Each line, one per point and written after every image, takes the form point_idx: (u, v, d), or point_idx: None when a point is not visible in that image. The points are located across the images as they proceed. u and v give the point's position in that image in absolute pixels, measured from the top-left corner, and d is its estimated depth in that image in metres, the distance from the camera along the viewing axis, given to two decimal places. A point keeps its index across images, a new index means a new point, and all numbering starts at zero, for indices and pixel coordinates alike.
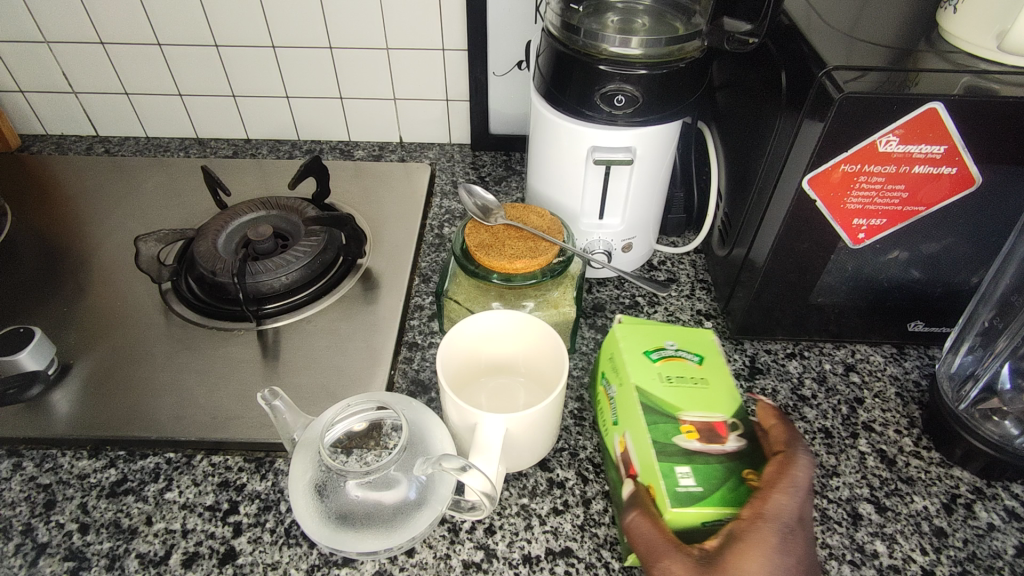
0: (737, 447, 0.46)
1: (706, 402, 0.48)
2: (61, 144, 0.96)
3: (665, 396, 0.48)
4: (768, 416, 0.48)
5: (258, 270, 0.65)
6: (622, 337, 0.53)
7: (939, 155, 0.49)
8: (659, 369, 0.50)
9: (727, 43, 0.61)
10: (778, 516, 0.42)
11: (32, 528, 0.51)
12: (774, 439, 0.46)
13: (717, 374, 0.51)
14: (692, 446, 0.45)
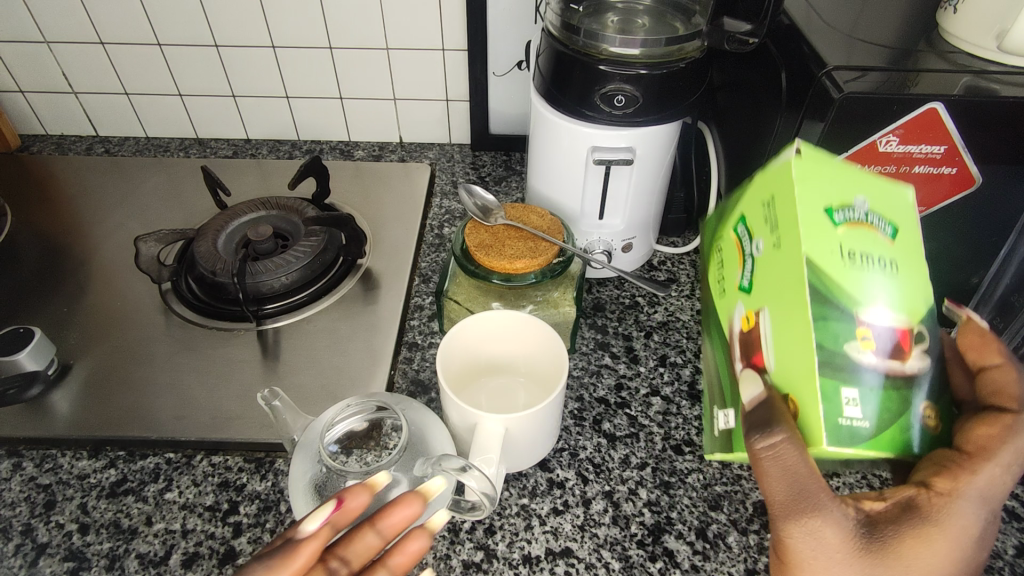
0: (920, 368, 0.34)
1: (897, 296, 0.34)
2: (61, 144, 0.96)
3: (836, 279, 0.33)
4: (988, 355, 0.39)
5: (259, 270, 0.65)
6: (790, 177, 0.34)
7: (939, 155, 0.49)
8: (840, 239, 0.34)
9: (728, 43, 0.60)
10: (970, 524, 0.36)
11: (32, 529, 0.51)
12: (997, 390, 0.38)
13: (912, 254, 0.35)
14: (870, 360, 0.33)
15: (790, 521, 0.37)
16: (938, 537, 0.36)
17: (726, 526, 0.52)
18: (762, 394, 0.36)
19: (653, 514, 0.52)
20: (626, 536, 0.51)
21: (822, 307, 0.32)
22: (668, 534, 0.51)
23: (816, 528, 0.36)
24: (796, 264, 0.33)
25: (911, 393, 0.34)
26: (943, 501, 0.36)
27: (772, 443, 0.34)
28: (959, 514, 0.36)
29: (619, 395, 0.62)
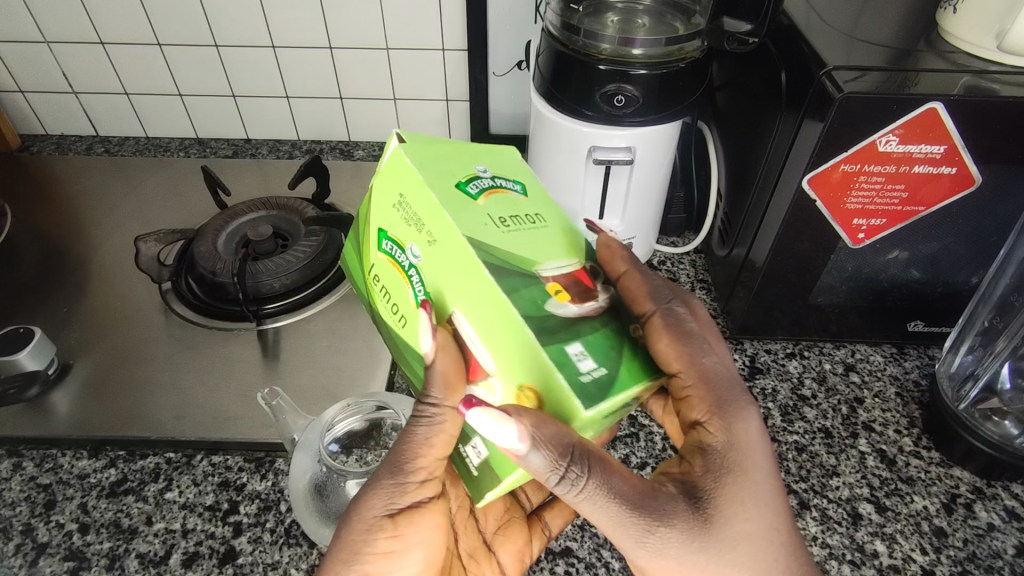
0: (605, 297, 0.39)
1: (558, 247, 0.40)
2: (61, 144, 0.96)
3: (506, 243, 0.37)
4: (642, 301, 0.40)
5: (259, 270, 0.65)
6: (411, 165, 0.40)
7: (938, 155, 0.49)
8: (486, 199, 0.39)
9: (727, 43, 0.60)
10: (744, 430, 0.38)
11: (32, 528, 0.51)
12: (657, 330, 0.39)
13: (539, 196, 0.42)
14: (568, 308, 0.37)
15: (628, 543, 0.35)
16: (745, 471, 0.36)
17: None
18: (524, 434, 0.33)
19: None
20: None
21: (517, 276, 0.36)
22: None
23: (654, 535, 0.34)
24: (456, 238, 0.36)
25: (607, 325, 0.37)
26: (716, 434, 0.38)
27: (580, 488, 0.34)
28: (730, 437, 0.37)
29: None
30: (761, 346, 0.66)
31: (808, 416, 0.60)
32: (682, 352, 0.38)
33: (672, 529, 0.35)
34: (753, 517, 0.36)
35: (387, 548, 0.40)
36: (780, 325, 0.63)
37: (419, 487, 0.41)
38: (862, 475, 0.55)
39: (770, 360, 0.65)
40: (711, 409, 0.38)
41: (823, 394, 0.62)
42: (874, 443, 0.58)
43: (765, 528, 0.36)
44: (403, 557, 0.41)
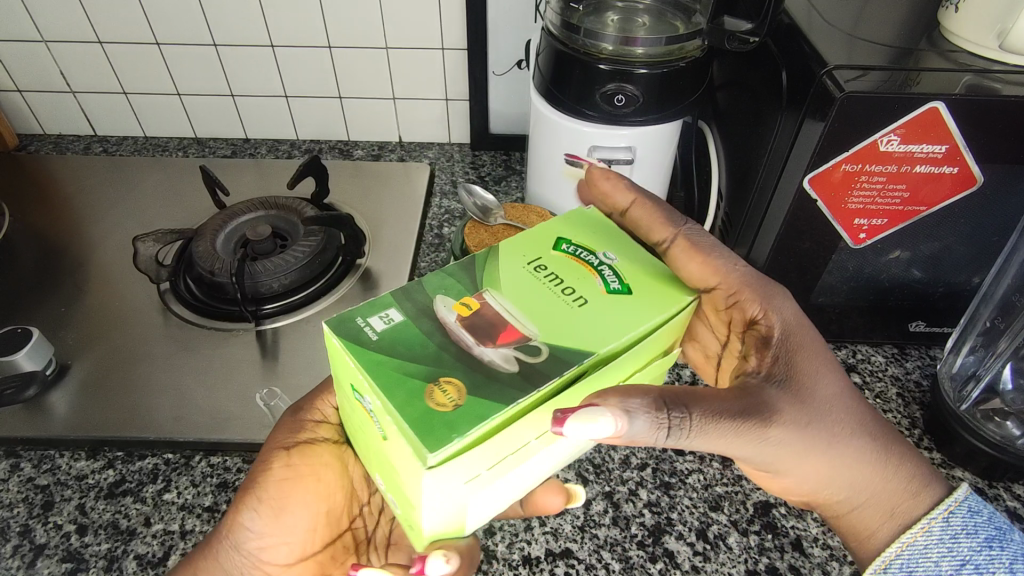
0: (482, 354, 0.35)
1: (552, 328, 0.36)
2: (60, 144, 0.96)
3: (521, 275, 0.40)
4: (661, 232, 0.49)
5: (258, 270, 0.65)
6: (565, 219, 0.45)
7: (940, 155, 0.48)
8: (577, 267, 0.41)
9: (728, 43, 0.59)
10: (787, 313, 0.44)
11: (30, 529, 0.51)
12: (683, 257, 0.47)
13: (628, 303, 0.39)
14: (448, 317, 0.37)
15: (756, 439, 0.38)
16: (801, 341, 0.43)
17: (727, 527, 0.52)
18: (617, 416, 0.33)
19: (654, 515, 0.52)
20: (626, 537, 0.51)
21: (466, 275, 0.40)
22: (668, 534, 0.51)
23: (772, 423, 0.38)
24: (508, 251, 0.42)
25: (451, 360, 0.34)
26: (766, 321, 0.44)
27: (690, 428, 0.36)
28: (780, 324, 0.44)
29: None
30: None
31: None
32: (709, 269, 0.46)
33: (781, 415, 0.39)
34: (830, 381, 0.42)
35: (286, 478, 0.47)
36: None
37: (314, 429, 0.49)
38: None
39: None
40: (756, 301, 0.45)
41: None
42: None
43: (837, 389, 0.42)
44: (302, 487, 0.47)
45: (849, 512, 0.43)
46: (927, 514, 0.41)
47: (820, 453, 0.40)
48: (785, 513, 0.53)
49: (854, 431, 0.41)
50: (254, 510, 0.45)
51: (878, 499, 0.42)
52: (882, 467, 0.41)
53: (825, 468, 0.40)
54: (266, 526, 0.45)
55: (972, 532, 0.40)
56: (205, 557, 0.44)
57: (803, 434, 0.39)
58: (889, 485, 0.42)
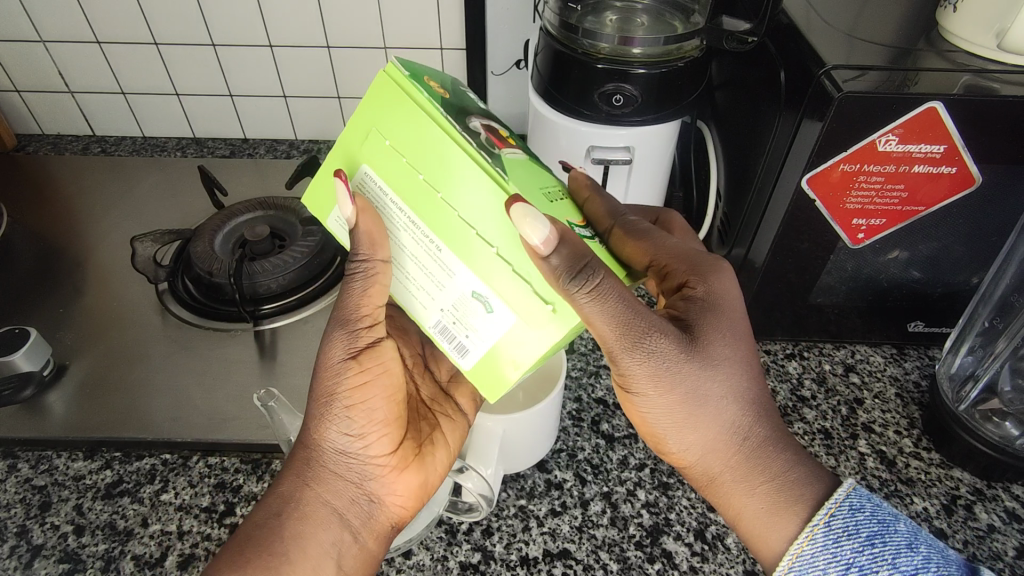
0: (478, 122, 0.38)
1: (522, 177, 0.37)
2: (57, 144, 0.96)
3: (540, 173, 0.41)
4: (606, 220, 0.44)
5: (257, 270, 0.65)
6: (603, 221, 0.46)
7: (938, 155, 0.48)
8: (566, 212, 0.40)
9: (726, 42, 0.59)
10: (722, 282, 0.44)
11: (27, 531, 0.51)
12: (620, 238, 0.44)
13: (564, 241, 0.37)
14: (495, 124, 0.40)
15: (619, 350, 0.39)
16: (725, 312, 0.42)
17: (725, 527, 0.52)
18: (551, 231, 0.34)
19: (652, 515, 0.52)
20: (624, 537, 0.51)
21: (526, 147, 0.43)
22: (666, 535, 0.51)
23: (647, 340, 0.39)
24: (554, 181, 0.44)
25: (463, 106, 0.38)
26: (697, 289, 0.43)
27: (594, 286, 0.35)
28: (713, 293, 0.43)
29: (618, 395, 0.62)
30: (760, 347, 0.66)
31: (808, 417, 0.60)
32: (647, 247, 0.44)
33: (666, 339, 0.39)
34: (730, 344, 0.41)
35: (360, 384, 0.43)
36: (779, 325, 0.63)
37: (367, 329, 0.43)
38: (862, 476, 0.55)
39: (769, 361, 0.65)
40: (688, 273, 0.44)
41: (822, 395, 0.62)
42: (874, 444, 0.58)
43: (739, 358, 0.41)
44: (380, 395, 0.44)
45: (712, 477, 0.42)
46: (806, 518, 0.39)
47: (693, 392, 0.40)
48: None
49: (735, 397, 0.41)
50: (338, 417, 0.43)
51: (733, 474, 0.41)
52: (745, 446, 0.41)
53: (693, 409, 0.40)
54: (362, 427, 0.43)
55: (854, 533, 0.37)
56: (313, 469, 0.42)
57: (680, 368, 0.39)
58: (749, 466, 0.41)
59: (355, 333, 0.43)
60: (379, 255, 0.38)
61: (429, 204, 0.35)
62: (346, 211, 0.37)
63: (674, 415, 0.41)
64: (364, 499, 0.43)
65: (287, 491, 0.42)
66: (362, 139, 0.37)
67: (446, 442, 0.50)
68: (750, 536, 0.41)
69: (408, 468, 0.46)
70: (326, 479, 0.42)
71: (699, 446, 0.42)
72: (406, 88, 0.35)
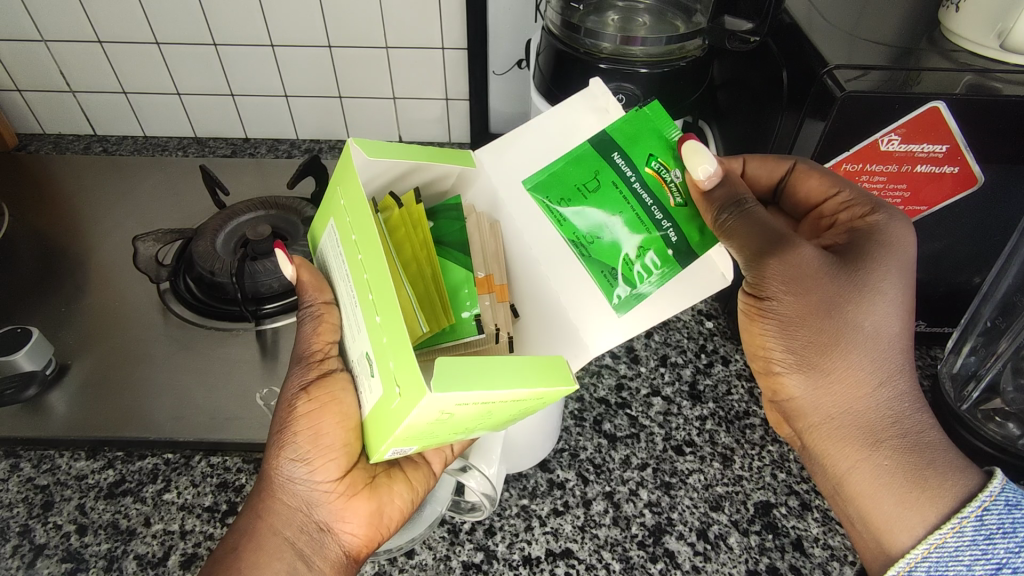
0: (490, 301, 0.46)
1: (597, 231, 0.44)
2: (59, 143, 0.96)
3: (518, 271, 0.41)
4: (777, 169, 0.47)
5: (258, 270, 0.64)
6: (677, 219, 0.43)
7: (940, 155, 0.48)
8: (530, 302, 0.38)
9: (728, 41, 0.59)
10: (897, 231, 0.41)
11: (30, 529, 0.51)
12: (800, 175, 0.46)
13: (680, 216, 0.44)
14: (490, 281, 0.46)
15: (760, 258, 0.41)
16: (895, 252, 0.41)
17: (727, 526, 0.52)
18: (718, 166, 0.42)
19: (654, 515, 0.52)
20: (626, 537, 0.51)
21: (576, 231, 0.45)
22: (668, 534, 0.51)
23: (787, 252, 0.40)
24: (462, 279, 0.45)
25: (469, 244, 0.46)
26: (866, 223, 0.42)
27: (741, 211, 0.41)
28: (886, 231, 0.41)
29: (619, 395, 0.62)
30: None
31: None
32: (826, 179, 0.45)
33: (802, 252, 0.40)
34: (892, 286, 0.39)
35: (306, 412, 0.41)
36: None
37: (320, 362, 0.43)
38: None
39: None
40: (867, 205, 0.43)
41: None
42: None
43: (893, 310, 0.39)
44: (330, 419, 0.41)
45: (819, 421, 0.40)
46: (959, 510, 0.34)
47: (838, 319, 0.39)
48: (786, 513, 0.53)
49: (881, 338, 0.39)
50: (283, 448, 0.42)
51: (874, 426, 0.38)
52: (880, 389, 0.38)
53: (825, 348, 0.39)
54: (305, 454, 0.41)
55: (1010, 530, 0.33)
56: (263, 501, 0.42)
57: (823, 283, 0.39)
58: (872, 415, 0.38)
59: (304, 368, 0.43)
60: (320, 296, 0.44)
61: (353, 261, 0.37)
62: (289, 272, 0.44)
63: (800, 349, 0.40)
64: (312, 527, 0.42)
65: (243, 525, 0.42)
66: (331, 201, 0.43)
67: (407, 479, 0.47)
68: (852, 497, 0.38)
69: (357, 494, 0.43)
70: (273, 509, 0.42)
71: (817, 377, 0.40)
72: (348, 165, 0.40)
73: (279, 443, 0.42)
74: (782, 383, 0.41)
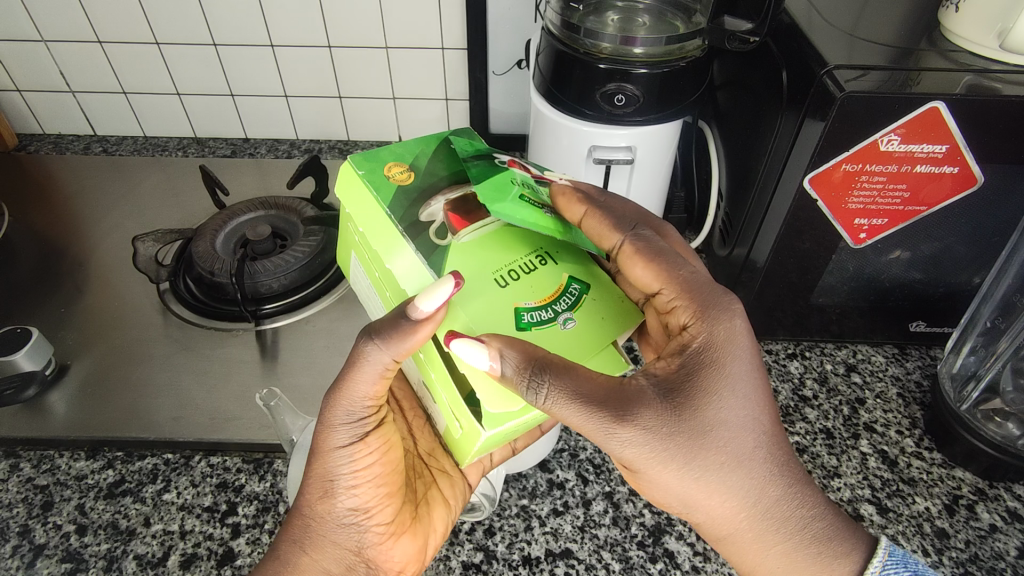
0: None
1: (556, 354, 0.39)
2: (59, 144, 0.96)
3: (548, 276, 0.42)
4: (607, 239, 0.44)
5: (258, 270, 0.64)
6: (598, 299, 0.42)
7: (940, 155, 0.48)
8: (554, 280, 0.42)
9: (728, 43, 0.59)
10: (724, 332, 0.39)
11: (29, 530, 0.51)
12: (629, 259, 0.44)
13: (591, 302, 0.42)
14: None
15: (603, 437, 0.37)
16: (728, 367, 0.38)
17: None
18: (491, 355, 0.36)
19: (654, 515, 0.52)
20: (626, 537, 0.51)
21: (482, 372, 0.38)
22: (668, 534, 0.51)
23: (630, 420, 0.36)
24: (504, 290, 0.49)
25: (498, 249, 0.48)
26: (696, 338, 0.40)
27: (545, 395, 0.35)
28: (707, 346, 0.39)
29: None
30: (762, 347, 0.66)
31: (809, 417, 0.60)
32: (649, 271, 0.43)
33: (647, 415, 0.36)
34: (735, 409, 0.38)
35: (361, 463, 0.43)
36: (780, 325, 0.63)
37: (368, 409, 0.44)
38: (863, 476, 0.55)
39: (770, 360, 0.65)
40: (693, 312, 0.41)
41: (823, 395, 0.62)
42: (875, 444, 0.58)
43: (745, 420, 0.38)
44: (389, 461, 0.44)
45: (718, 538, 0.40)
46: None
47: (700, 466, 0.37)
48: None
49: (741, 463, 0.37)
50: (333, 493, 0.43)
51: (744, 537, 0.39)
52: (756, 508, 0.38)
53: (699, 495, 0.38)
54: (361, 501, 0.44)
55: None
56: (309, 536, 0.43)
57: (675, 443, 0.36)
58: (760, 530, 0.39)
59: (358, 422, 0.42)
60: (397, 356, 0.39)
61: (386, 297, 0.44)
62: (423, 311, 0.37)
63: (681, 497, 0.38)
64: (363, 565, 0.44)
65: (284, 554, 0.42)
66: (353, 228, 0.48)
67: (444, 498, 0.50)
68: None
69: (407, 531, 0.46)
70: (320, 546, 0.43)
71: (706, 516, 0.39)
72: (362, 183, 0.44)
73: (325, 488, 0.43)
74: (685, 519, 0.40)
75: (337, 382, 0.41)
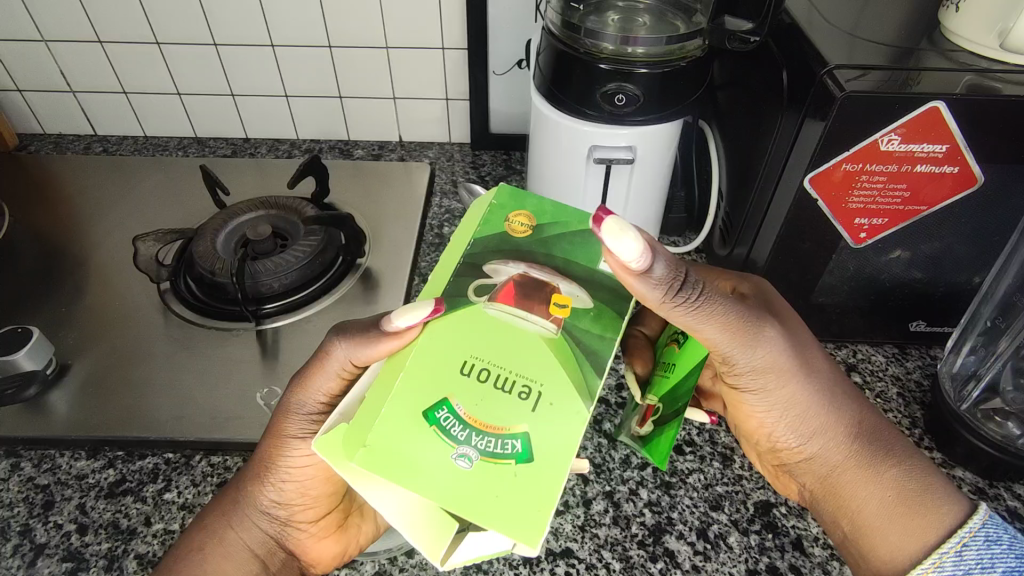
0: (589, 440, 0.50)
1: (418, 460, 0.36)
2: (60, 143, 0.96)
3: (509, 409, 0.38)
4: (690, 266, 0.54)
5: (258, 269, 0.65)
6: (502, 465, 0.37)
7: (940, 155, 0.48)
8: (508, 417, 0.37)
9: (728, 42, 0.59)
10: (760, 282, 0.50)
11: (30, 529, 0.51)
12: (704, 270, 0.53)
13: (496, 479, 0.36)
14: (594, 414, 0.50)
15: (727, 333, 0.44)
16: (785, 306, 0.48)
17: (727, 526, 0.52)
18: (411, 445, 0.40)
19: (654, 515, 0.52)
20: (627, 536, 0.51)
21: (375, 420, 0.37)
22: (669, 534, 0.51)
23: (741, 325, 0.44)
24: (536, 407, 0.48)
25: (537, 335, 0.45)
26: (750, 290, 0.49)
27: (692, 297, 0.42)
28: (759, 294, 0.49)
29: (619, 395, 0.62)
30: None
31: None
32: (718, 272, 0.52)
33: (763, 328, 0.45)
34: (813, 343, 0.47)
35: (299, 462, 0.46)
36: None
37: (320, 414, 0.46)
38: None
39: None
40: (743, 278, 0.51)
41: None
42: None
43: (815, 347, 0.47)
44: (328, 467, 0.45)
45: (828, 473, 0.46)
46: (937, 547, 0.40)
47: (799, 380, 0.45)
48: (786, 513, 0.53)
49: (827, 385, 0.46)
50: (267, 480, 0.46)
51: (849, 461, 0.45)
52: (850, 429, 0.45)
53: (805, 411, 0.45)
54: (289, 496, 0.46)
55: (988, 565, 0.38)
56: (237, 512, 0.46)
57: (785, 355, 0.45)
58: (863, 453, 0.45)
59: (309, 419, 0.46)
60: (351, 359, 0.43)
61: None
62: (395, 323, 0.40)
63: (796, 420, 0.46)
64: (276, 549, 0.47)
65: (210, 523, 0.45)
66: None
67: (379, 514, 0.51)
68: (870, 531, 0.43)
69: (328, 533, 0.48)
70: (244, 524, 0.46)
71: (817, 441, 0.46)
72: (486, 205, 0.47)
73: (267, 475, 0.46)
74: (797, 455, 0.47)
75: (299, 375, 0.46)
